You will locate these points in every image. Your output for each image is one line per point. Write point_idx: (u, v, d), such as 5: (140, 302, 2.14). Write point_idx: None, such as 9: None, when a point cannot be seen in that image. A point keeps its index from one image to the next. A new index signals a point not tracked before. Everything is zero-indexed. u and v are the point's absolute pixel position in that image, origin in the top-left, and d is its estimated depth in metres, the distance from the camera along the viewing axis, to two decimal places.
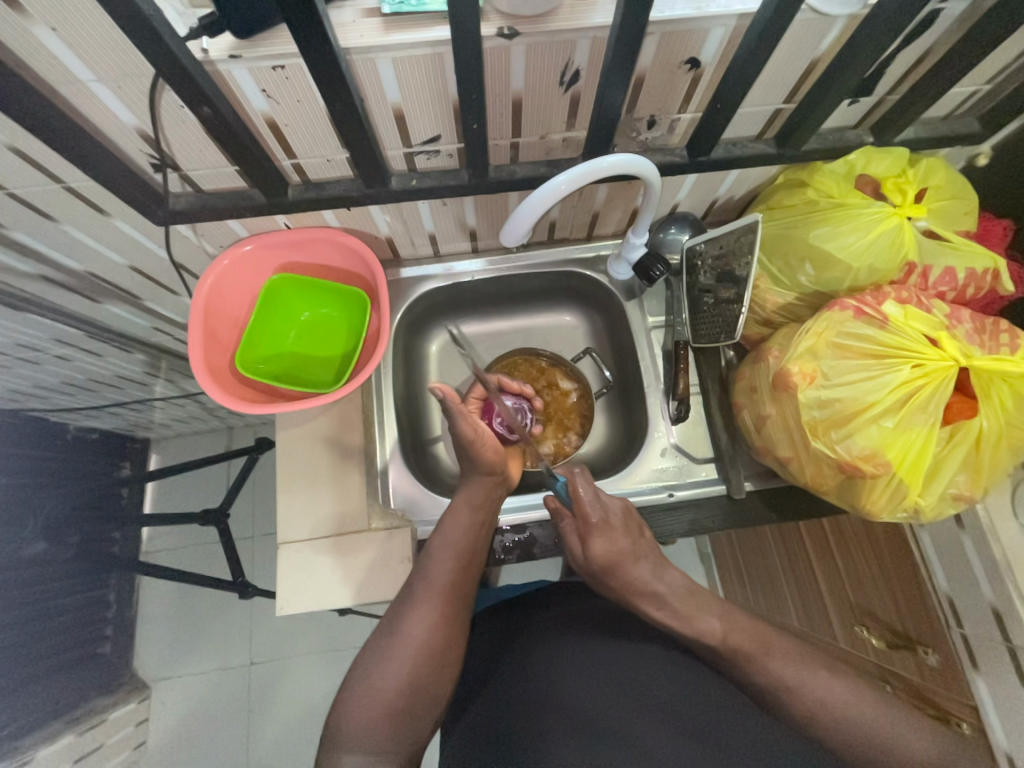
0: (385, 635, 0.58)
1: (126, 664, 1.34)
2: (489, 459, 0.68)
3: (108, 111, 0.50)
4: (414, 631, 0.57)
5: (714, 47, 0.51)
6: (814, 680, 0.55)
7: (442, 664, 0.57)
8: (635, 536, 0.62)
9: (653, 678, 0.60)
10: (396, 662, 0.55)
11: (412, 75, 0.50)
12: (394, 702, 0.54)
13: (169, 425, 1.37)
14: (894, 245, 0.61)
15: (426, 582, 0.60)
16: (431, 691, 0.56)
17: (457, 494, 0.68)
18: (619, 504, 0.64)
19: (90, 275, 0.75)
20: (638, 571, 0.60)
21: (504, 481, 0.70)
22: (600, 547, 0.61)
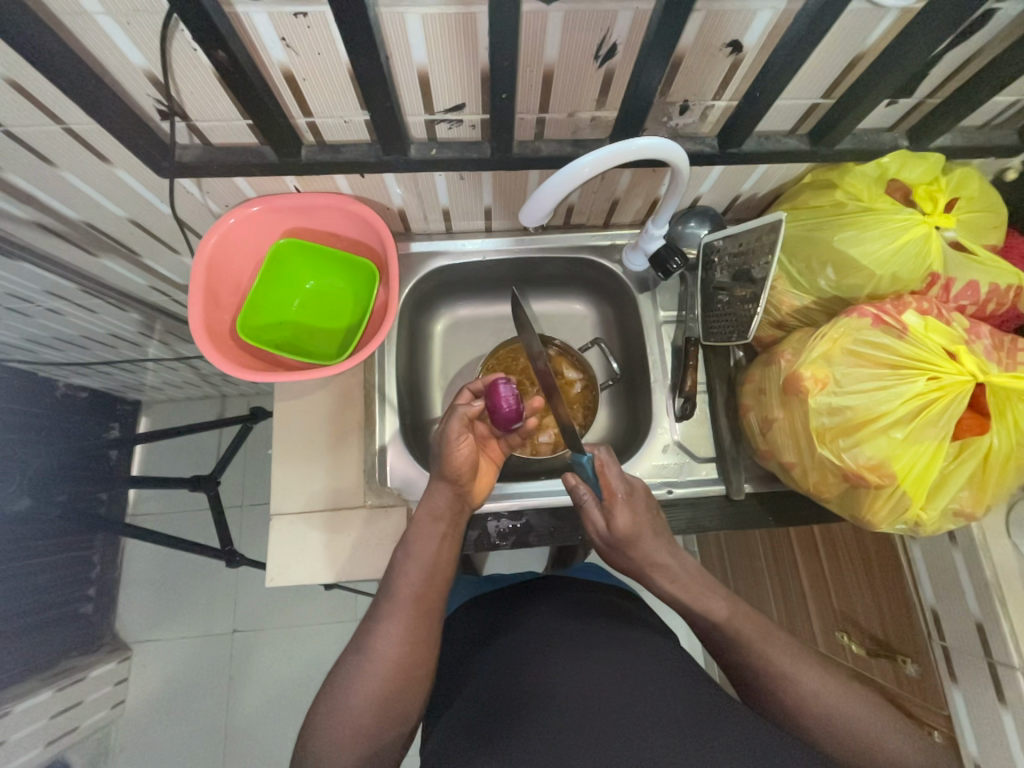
0: (353, 650, 0.56)
1: (107, 625, 1.33)
2: (456, 468, 0.65)
3: (115, 48, 0.47)
4: (379, 648, 0.55)
5: (758, 30, 0.49)
6: (805, 674, 0.56)
7: (410, 681, 0.55)
8: (653, 515, 0.65)
9: (648, 669, 0.57)
10: (362, 680, 0.53)
11: (442, 35, 0.47)
12: (360, 721, 0.52)
13: (161, 389, 1.35)
14: (920, 255, 0.60)
15: (390, 597, 0.58)
16: (399, 709, 0.53)
17: (419, 507, 0.66)
18: (642, 484, 0.66)
19: (88, 226, 0.73)
20: (657, 548, 0.62)
21: (466, 496, 0.68)
22: (624, 519, 0.63)
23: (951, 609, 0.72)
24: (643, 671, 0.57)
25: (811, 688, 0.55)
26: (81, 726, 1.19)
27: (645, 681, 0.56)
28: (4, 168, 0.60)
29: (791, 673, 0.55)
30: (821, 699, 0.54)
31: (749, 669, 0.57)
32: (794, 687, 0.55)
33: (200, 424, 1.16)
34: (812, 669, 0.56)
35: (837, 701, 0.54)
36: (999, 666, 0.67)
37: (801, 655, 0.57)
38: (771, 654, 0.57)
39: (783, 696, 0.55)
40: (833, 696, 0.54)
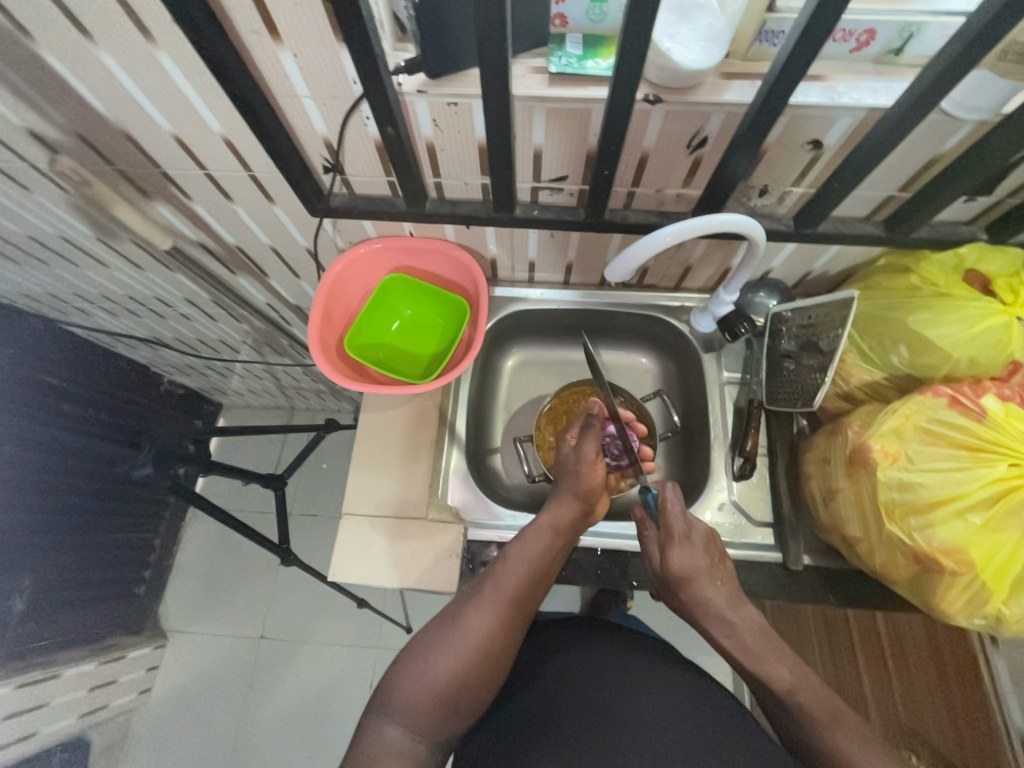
0: (446, 625, 0.60)
1: (151, 610, 1.41)
2: (590, 486, 0.68)
3: (309, 120, 0.60)
4: (474, 630, 0.59)
5: (839, 132, 0.56)
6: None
7: (491, 668, 0.58)
8: (715, 562, 0.63)
9: (707, 720, 0.59)
10: (451, 654, 0.57)
11: (560, 123, 0.57)
12: (441, 691, 0.56)
13: (246, 393, 1.49)
14: (1000, 343, 0.61)
15: (493, 587, 0.62)
16: (474, 692, 0.57)
17: (542, 512, 0.68)
18: (705, 527, 0.64)
19: (237, 249, 0.88)
20: (714, 594, 0.60)
21: (589, 516, 0.69)
22: (680, 559, 0.62)
23: None
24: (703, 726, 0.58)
25: None
26: (110, 704, 1.25)
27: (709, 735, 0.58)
28: (195, 201, 0.76)
29: None
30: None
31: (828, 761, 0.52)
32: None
33: (278, 429, 1.28)
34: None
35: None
36: None
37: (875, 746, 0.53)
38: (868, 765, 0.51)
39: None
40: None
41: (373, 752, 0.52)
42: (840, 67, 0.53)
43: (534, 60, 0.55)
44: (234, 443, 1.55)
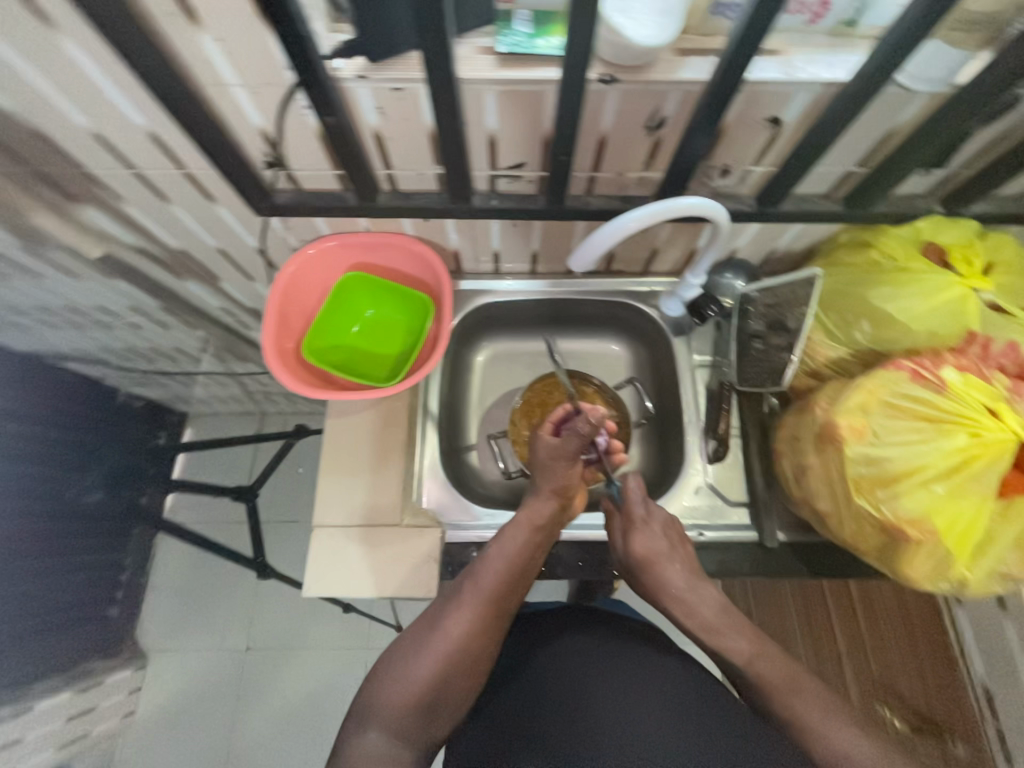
0: (425, 628, 0.58)
1: (129, 631, 1.35)
2: (567, 482, 0.67)
3: (242, 111, 0.56)
4: (453, 631, 0.57)
5: (797, 108, 0.54)
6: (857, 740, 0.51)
7: (472, 669, 0.57)
8: (675, 543, 0.64)
9: (687, 698, 0.59)
10: (430, 657, 0.55)
11: (512, 106, 0.55)
12: (422, 695, 0.54)
13: (211, 402, 1.43)
14: (957, 314, 0.62)
15: (472, 587, 0.60)
16: (455, 694, 0.56)
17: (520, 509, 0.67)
18: (665, 513, 0.66)
19: (181, 253, 0.82)
20: (673, 575, 0.62)
21: (566, 509, 0.69)
22: (641, 541, 0.63)
23: (1002, 681, 0.69)
24: (684, 704, 0.58)
25: None
26: (90, 732, 1.20)
27: (689, 712, 0.57)
28: (127, 203, 0.70)
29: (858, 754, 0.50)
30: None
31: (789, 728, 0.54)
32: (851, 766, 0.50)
33: (246, 438, 1.22)
34: (870, 741, 0.52)
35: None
36: None
37: (841, 711, 0.53)
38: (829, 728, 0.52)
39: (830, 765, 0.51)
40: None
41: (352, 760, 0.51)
42: (795, 40, 0.51)
43: (481, 40, 0.52)
44: (201, 456, 1.48)
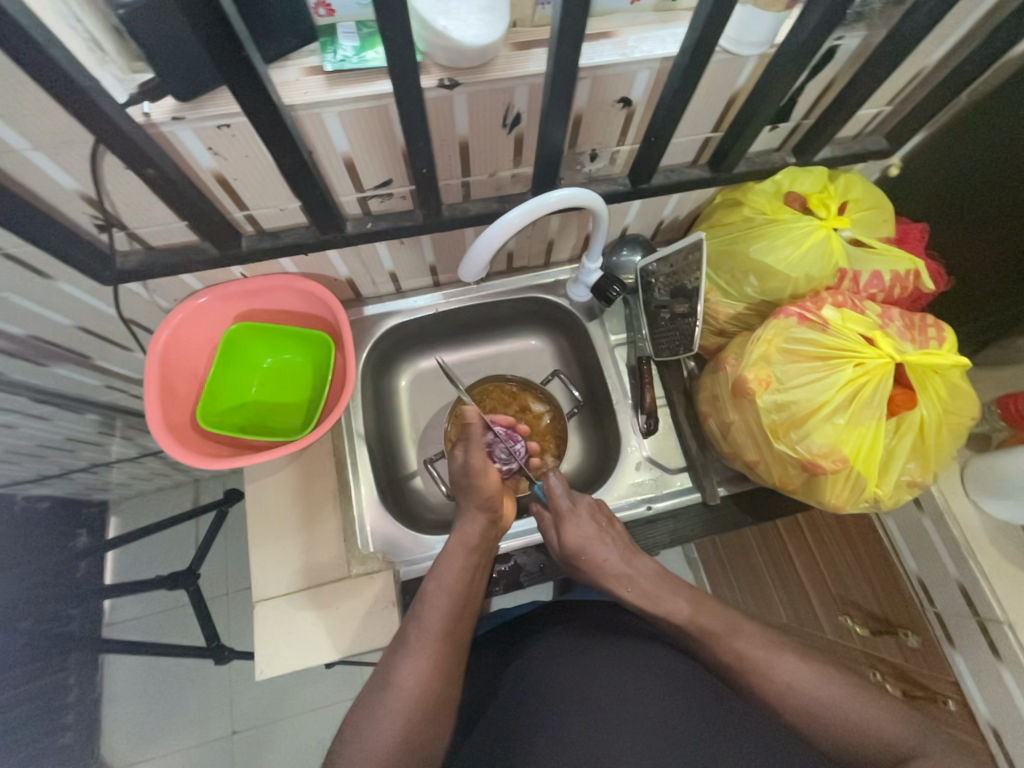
0: (378, 687, 0.55)
1: (91, 753, 1.19)
2: (489, 494, 0.68)
3: (47, 177, 0.49)
4: (408, 680, 0.54)
5: (642, 87, 0.55)
6: (796, 669, 0.54)
7: (436, 716, 0.54)
8: (605, 524, 0.65)
9: (649, 679, 0.61)
10: (388, 716, 0.52)
11: (358, 126, 0.51)
12: (388, 763, 0.49)
13: (128, 486, 1.29)
14: (826, 255, 0.66)
15: (418, 629, 0.58)
16: (424, 749, 0.52)
17: (451, 538, 0.66)
18: (590, 497, 0.68)
19: (34, 340, 0.72)
20: (608, 555, 0.63)
21: (499, 523, 0.69)
22: (572, 531, 0.64)
23: (934, 573, 0.76)
24: (646, 689, 0.60)
25: (814, 695, 0.52)
26: None
27: (651, 695, 0.59)
28: None
29: (797, 680, 0.53)
30: (816, 694, 0.52)
31: (737, 670, 0.55)
32: (797, 695, 0.52)
33: (172, 517, 1.11)
34: (806, 666, 0.54)
35: (840, 701, 0.51)
36: (988, 623, 0.70)
37: (778, 645, 0.56)
38: (769, 661, 0.55)
39: (778, 701, 0.53)
40: (832, 695, 0.52)
41: None
42: (624, 21, 0.52)
43: (307, 60, 0.48)
44: (133, 554, 1.34)
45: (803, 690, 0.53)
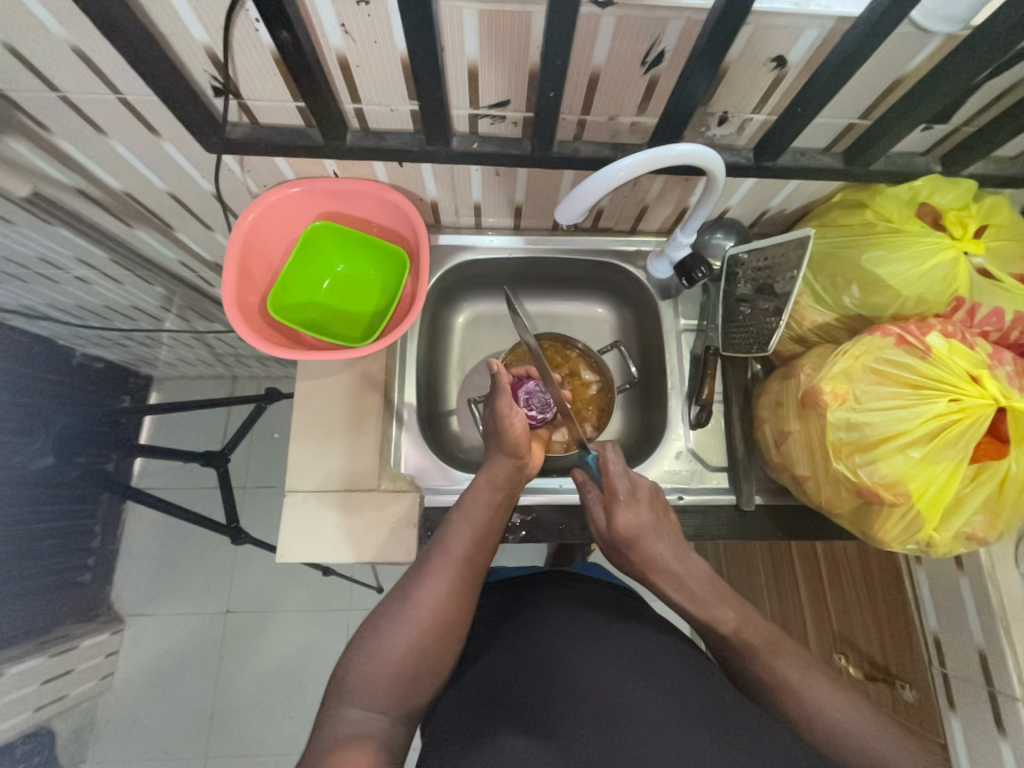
0: (398, 599, 0.59)
1: (103, 595, 1.30)
2: (516, 440, 0.68)
3: (181, 23, 0.48)
4: (426, 600, 0.58)
5: (804, 47, 0.50)
6: (831, 697, 0.55)
7: (447, 636, 0.57)
8: (663, 518, 0.65)
9: (662, 662, 0.60)
10: (406, 627, 0.56)
11: (495, 32, 0.49)
12: (400, 664, 0.54)
13: (175, 366, 1.34)
14: (947, 280, 0.61)
15: (441, 554, 0.61)
16: (432, 660, 0.56)
17: (478, 474, 0.68)
18: (649, 484, 0.67)
19: (127, 196, 0.74)
20: (660, 548, 0.63)
21: (524, 470, 0.70)
22: (625, 518, 0.64)
23: (954, 636, 0.72)
24: (660, 667, 0.59)
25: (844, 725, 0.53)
26: (69, 694, 1.16)
27: (667, 671, 0.59)
28: (55, 133, 0.61)
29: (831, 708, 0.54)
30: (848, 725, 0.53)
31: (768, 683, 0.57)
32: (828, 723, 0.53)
33: (213, 401, 1.16)
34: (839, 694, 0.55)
35: (871, 737, 0.52)
36: (999, 696, 0.67)
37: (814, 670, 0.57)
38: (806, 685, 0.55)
39: (807, 723, 0.54)
40: (857, 724, 0.53)
41: (337, 735, 0.50)
42: None
43: None
44: (169, 423, 1.42)
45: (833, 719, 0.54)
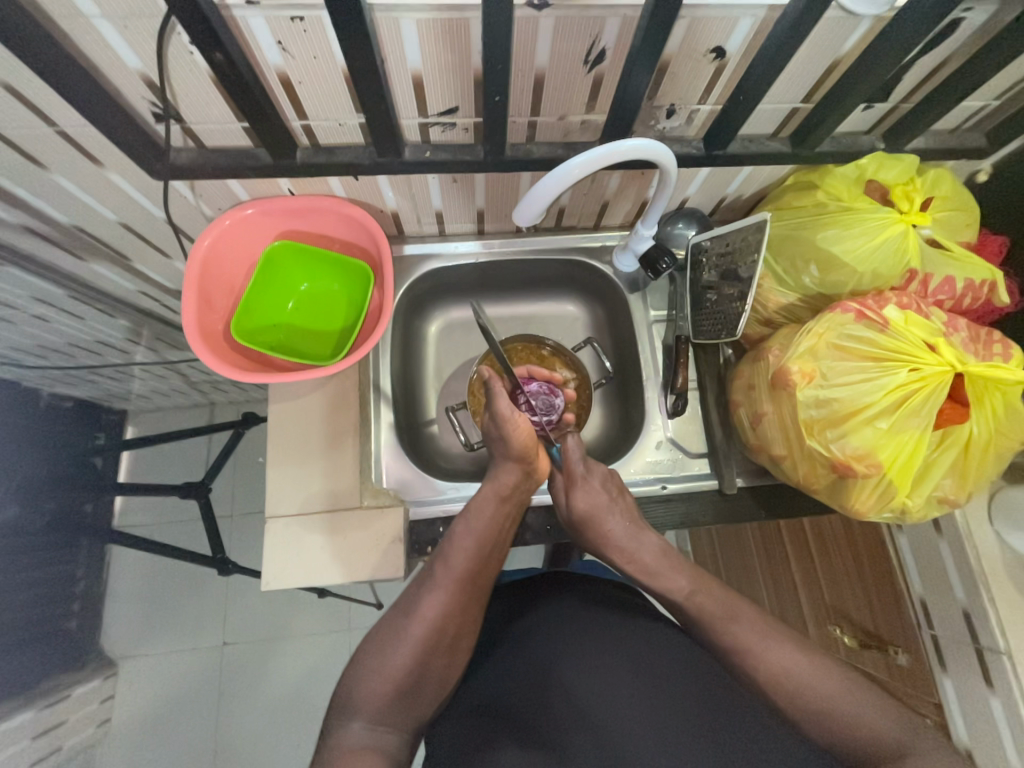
0: (401, 613, 0.58)
1: (91, 641, 1.26)
2: (521, 446, 0.67)
3: (111, 50, 0.47)
4: (429, 614, 0.57)
5: (740, 37, 0.51)
6: (794, 656, 0.56)
7: (451, 649, 0.57)
8: (615, 495, 0.67)
9: (657, 661, 0.60)
10: (409, 641, 0.56)
11: (435, 40, 0.49)
12: (404, 678, 0.54)
13: (148, 399, 1.31)
14: (898, 252, 0.62)
15: (443, 567, 0.60)
16: (435, 672, 0.56)
17: (486, 484, 0.67)
18: (605, 467, 0.69)
19: (78, 231, 0.72)
20: (613, 525, 0.66)
21: (532, 474, 0.69)
22: (583, 497, 0.66)
23: (939, 599, 0.74)
24: (656, 665, 0.59)
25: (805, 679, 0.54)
26: (64, 746, 1.12)
27: (660, 668, 0.59)
28: None
29: (797, 667, 0.55)
30: (809, 682, 0.54)
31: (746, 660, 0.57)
32: (790, 679, 0.55)
33: (189, 431, 1.13)
34: (803, 655, 0.56)
35: (836, 692, 0.54)
36: (985, 651, 0.69)
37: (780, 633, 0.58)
38: (764, 646, 0.57)
39: (770, 682, 0.55)
40: (825, 685, 0.54)
41: (341, 750, 0.49)
42: None
43: None
44: (147, 458, 1.38)
45: (796, 675, 0.55)
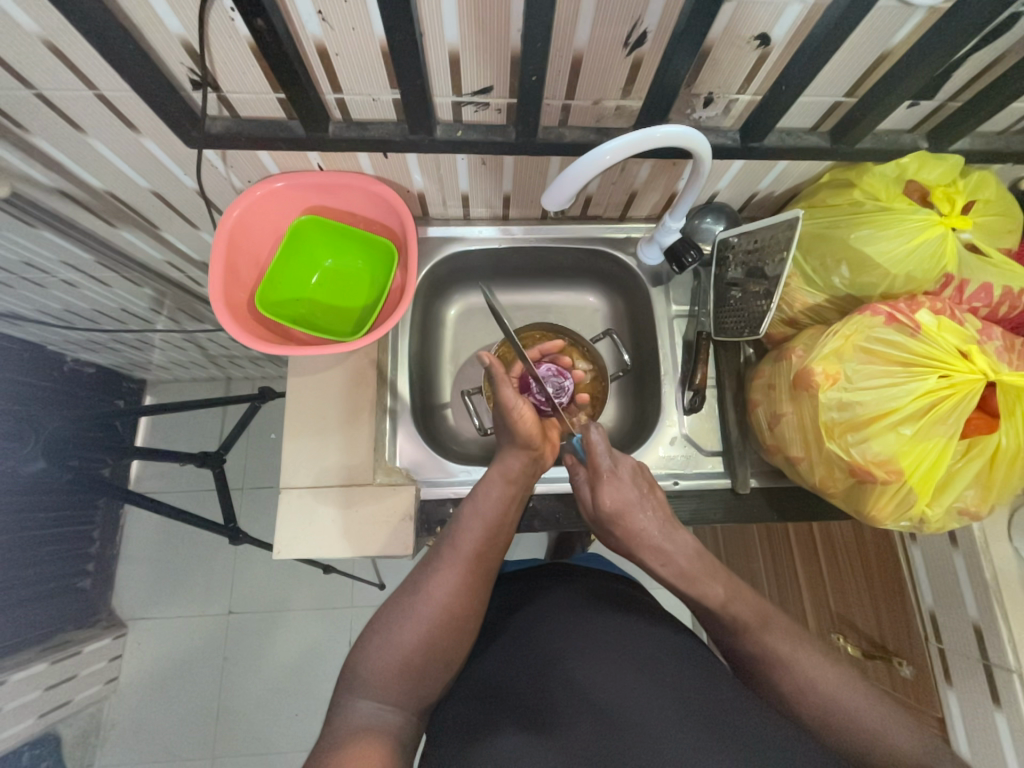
0: (409, 592, 0.59)
1: (104, 601, 1.30)
2: (526, 432, 0.68)
3: (154, 14, 0.47)
4: (437, 594, 0.58)
5: (787, 24, 0.50)
6: (821, 667, 0.55)
7: (458, 629, 0.57)
8: (645, 490, 0.65)
9: (659, 655, 0.58)
10: (415, 620, 0.56)
11: (475, 15, 0.48)
12: (410, 656, 0.55)
13: (168, 369, 1.33)
14: (935, 256, 0.61)
15: (451, 548, 0.61)
16: (440, 652, 0.56)
17: (492, 467, 0.68)
18: (631, 461, 0.66)
19: (111, 196, 0.73)
20: (647, 524, 0.63)
21: (538, 459, 0.69)
22: (610, 494, 0.64)
23: (949, 612, 0.73)
24: (660, 661, 0.57)
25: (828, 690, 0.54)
26: (73, 700, 1.16)
27: (662, 665, 0.57)
28: (33, 132, 0.60)
29: (819, 677, 0.55)
30: (833, 693, 0.54)
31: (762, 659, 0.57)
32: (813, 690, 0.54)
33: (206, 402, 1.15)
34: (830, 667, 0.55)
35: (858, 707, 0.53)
36: (995, 668, 0.68)
37: (806, 642, 0.57)
38: (795, 657, 0.56)
39: (794, 691, 0.55)
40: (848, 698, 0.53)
41: (349, 726, 0.51)
42: None
43: None
44: (164, 426, 1.41)
45: (823, 687, 0.54)
